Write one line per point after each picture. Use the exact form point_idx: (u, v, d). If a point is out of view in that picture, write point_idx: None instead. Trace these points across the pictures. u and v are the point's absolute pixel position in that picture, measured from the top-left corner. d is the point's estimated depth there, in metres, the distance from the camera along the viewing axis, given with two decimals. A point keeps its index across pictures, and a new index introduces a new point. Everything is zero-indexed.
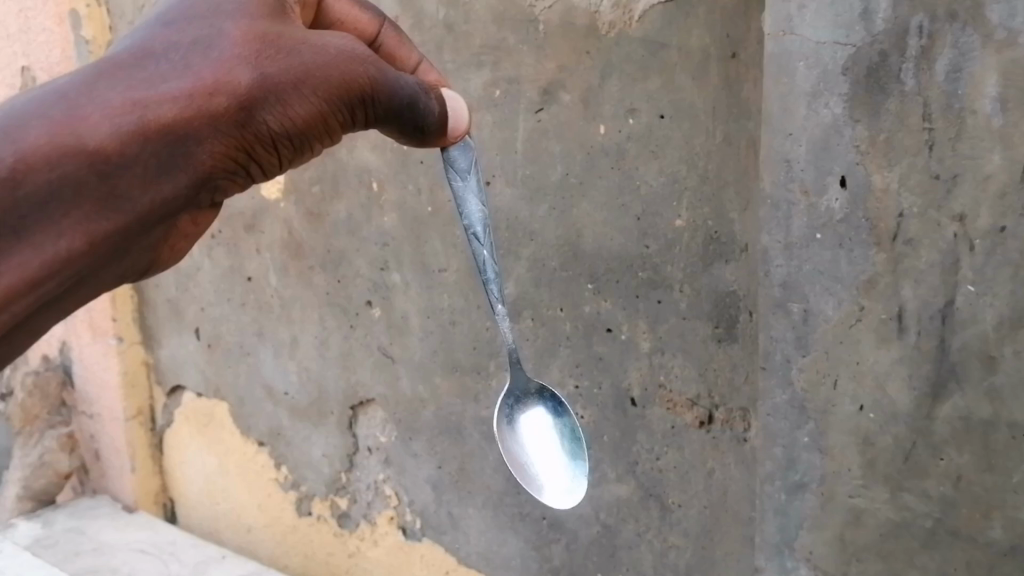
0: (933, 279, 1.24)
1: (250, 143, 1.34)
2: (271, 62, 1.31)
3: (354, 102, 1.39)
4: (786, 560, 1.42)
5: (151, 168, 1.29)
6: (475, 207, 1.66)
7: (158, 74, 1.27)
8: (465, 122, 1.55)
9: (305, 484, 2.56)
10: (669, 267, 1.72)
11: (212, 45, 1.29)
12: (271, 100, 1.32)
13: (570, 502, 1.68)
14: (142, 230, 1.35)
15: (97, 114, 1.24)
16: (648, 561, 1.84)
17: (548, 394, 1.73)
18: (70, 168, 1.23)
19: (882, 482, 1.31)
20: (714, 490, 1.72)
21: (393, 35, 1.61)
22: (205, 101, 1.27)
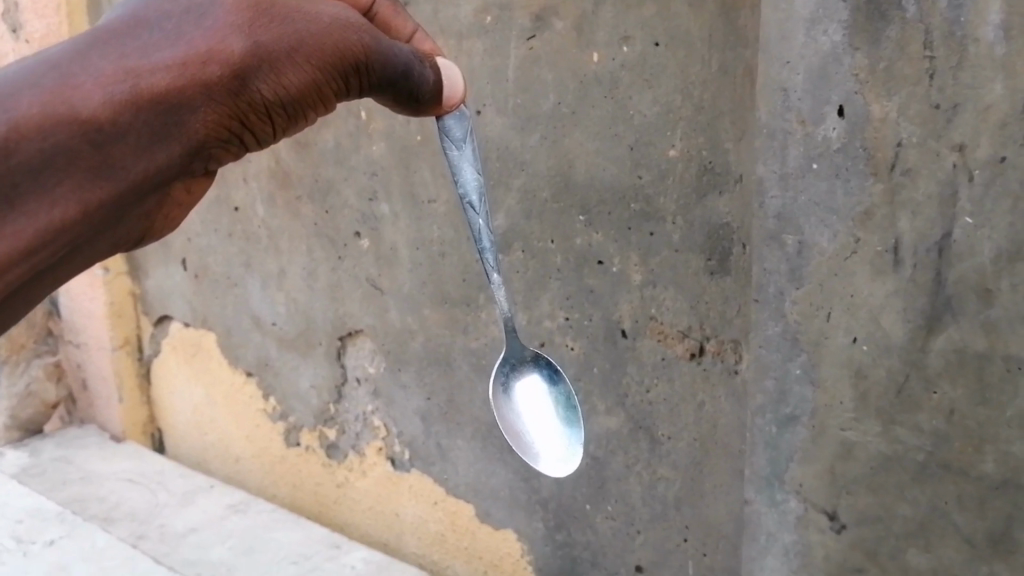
0: (931, 210, 1.20)
1: (244, 111, 1.32)
2: (264, 30, 1.28)
3: (348, 71, 1.37)
4: (776, 492, 1.41)
5: (144, 137, 1.25)
6: (472, 177, 1.63)
7: (150, 42, 1.23)
8: (458, 89, 1.52)
9: (293, 415, 2.55)
10: (662, 198, 1.67)
11: (204, 12, 1.25)
12: (265, 68, 1.30)
13: (563, 468, 1.72)
14: (134, 199, 1.31)
15: (90, 83, 1.20)
16: (637, 492, 1.82)
17: (545, 362, 1.73)
18: (65, 138, 1.19)
19: (873, 415, 1.29)
20: (703, 423, 1.70)
21: (387, 8, 1.59)
22: (198, 69, 1.24)
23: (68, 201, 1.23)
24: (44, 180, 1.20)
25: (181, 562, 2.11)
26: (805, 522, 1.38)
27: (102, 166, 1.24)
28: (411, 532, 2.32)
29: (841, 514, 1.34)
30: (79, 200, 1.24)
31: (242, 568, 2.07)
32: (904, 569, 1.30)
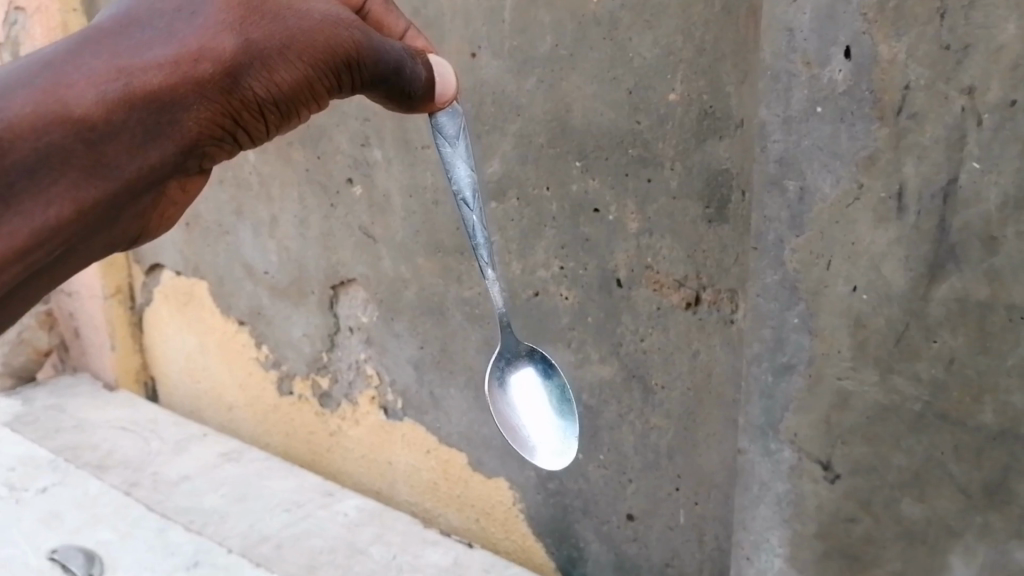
0: (937, 155, 1.16)
1: (238, 111, 1.22)
2: (256, 27, 1.18)
3: (342, 68, 1.27)
4: (770, 442, 1.39)
5: (138, 137, 1.15)
6: (465, 173, 1.57)
7: (142, 39, 1.13)
8: (454, 82, 1.46)
9: (286, 363, 2.53)
10: (660, 143, 1.62)
11: (194, 7, 1.15)
12: (257, 66, 1.20)
13: (561, 461, 1.68)
14: (128, 203, 1.22)
15: (80, 82, 1.09)
16: (630, 441, 1.80)
17: (539, 356, 1.70)
18: (53, 141, 1.08)
19: (871, 365, 1.26)
20: (698, 373, 1.67)
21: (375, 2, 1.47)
22: (190, 67, 1.14)
23: (57, 205, 1.12)
24: (29, 184, 1.09)
25: (173, 510, 2.01)
26: (798, 471, 1.36)
27: (94, 167, 1.13)
28: (404, 480, 2.32)
29: (835, 464, 1.32)
30: (68, 204, 1.13)
31: (234, 514, 1.97)
32: (897, 519, 1.28)
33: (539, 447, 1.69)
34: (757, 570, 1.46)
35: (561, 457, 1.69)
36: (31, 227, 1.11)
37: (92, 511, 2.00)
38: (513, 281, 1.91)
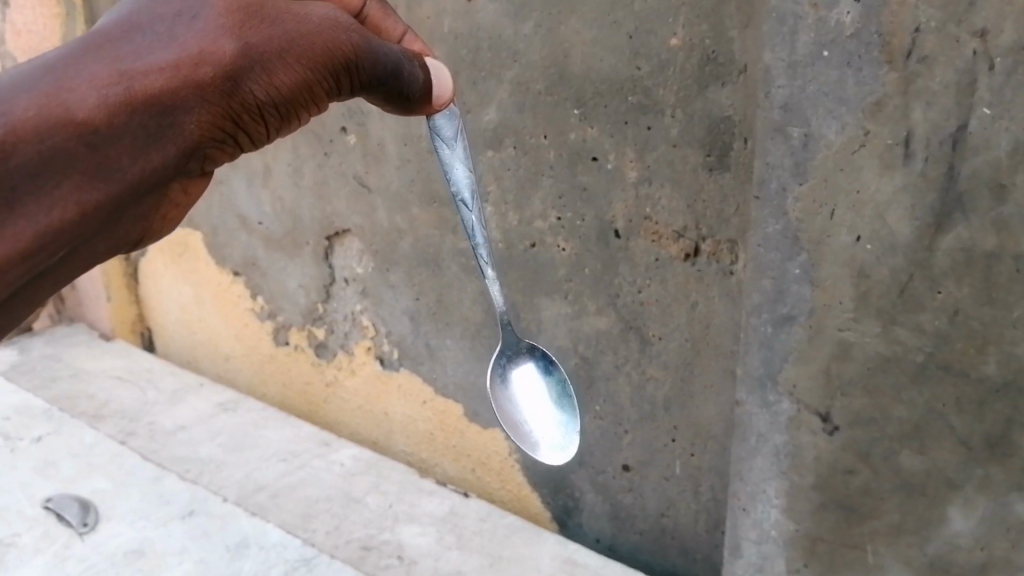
0: (946, 101, 1.12)
1: (238, 113, 1.19)
2: (255, 32, 1.16)
3: (341, 72, 1.25)
4: (768, 393, 1.38)
5: (140, 138, 1.13)
6: (463, 175, 1.54)
7: (145, 42, 1.11)
8: (450, 83, 1.41)
9: (281, 314, 2.51)
10: (661, 90, 1.56)
11: (194, 12, 1.13)
12: (256, 69, 1.17)
13: (563, 456, 1.64)
14: (131, 204, 1.19)
15: (83, 85, 1.08)
16: (626, 393, 1.77)
17: (540, 352, 1.69)
18: (57, 144, 1.06)
19: (874, 316, 1.24)
20: (696, 324, 1.63)
21: (379, 9, 1.45)
22: (190, 70, 1.13)
23: (63, 207, 1.10)
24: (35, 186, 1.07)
25: (170, 460, 2.00)
26: (796, 422, 1.35)
27: (99, 169, 1.11)
28: (401, 430, 2.32)
29: (835, 416, 1.31)
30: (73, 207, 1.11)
31: (231, 464, 1.96)
32: (896, 471, 1.27)
33: (540, 442, 1.66)
34: (753, 521, 1.45)
35: (562, 451, 1.65)
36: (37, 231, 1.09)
37: (88, 461, 1.99)
38: (509, 231, 1.87)
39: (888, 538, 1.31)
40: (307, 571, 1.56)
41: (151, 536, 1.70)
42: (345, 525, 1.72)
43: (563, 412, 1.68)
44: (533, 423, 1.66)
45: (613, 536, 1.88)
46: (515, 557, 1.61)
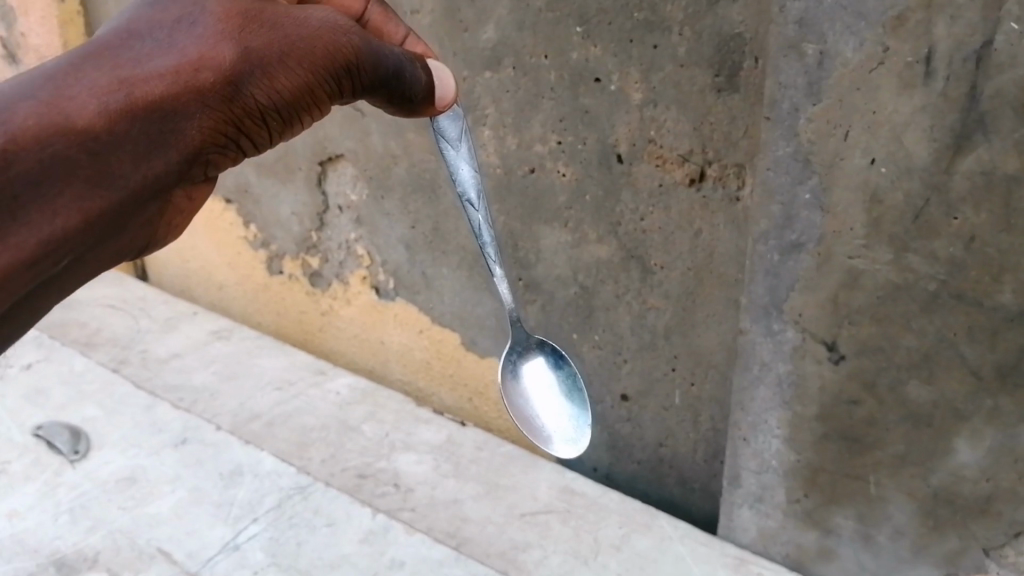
0: (972, 15, 1.04)
1: (240, 118, 1.09)
2: (255, 37, 1.06)
3: (343, 73, 1.13)
4: (773, 322, 1.34)
5: (142, 146, 1.02)
6: (468, 174, 1.46)
7: (146, 49, 1.01)
8: (451, 83, 1.29)
9: (275, 243, 2.46)
10: (669, 5, 1.45)
11: (193, 18, 1.04)
12: (256, 74, 1.07)
13: (572, 450, 1.53)
14: (133, 213, 1.08)
15: (84, 91, 0.98)
16: (627, 322, 1.71)
17: (550, 347, 1.57)
18: (56, 152, 0.96)
19: (885, 243, 1.19)
20: (700, 253, 1.56)
21: (379, 14, 1.37)
22: (190, 76, 1.02)
23: (59, 217, 0.99)
24: (33, 194, 0.96)
25: (162, 388, 1.94)
26: (801, 352, 1.32)
27: (102, 176, 1.00)
28: (397, 360, 2.29)
29: (841, 346, 1.27)
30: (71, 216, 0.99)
31: (226, 393, 1.91)
32: (903, 402, 1.25)
33: (550, 435, 1.54)
34: (754, 451, 1.43)
35: (572, 446, 1.53)
36: (35, 242, 0.98)
37: (80, 388, 1.96)
38: (508, 157, 1.75)
39: (891, 469, 1.29)
40: (303, 499, 1.55)
41: (144, 463, 1.68)
42: (341, 454, 1.69)
43: (574, 404, 1.56)
44: (543, 414, 1.55)
45: (610, 466, 1.85)
46: (512, 486, 1.60)
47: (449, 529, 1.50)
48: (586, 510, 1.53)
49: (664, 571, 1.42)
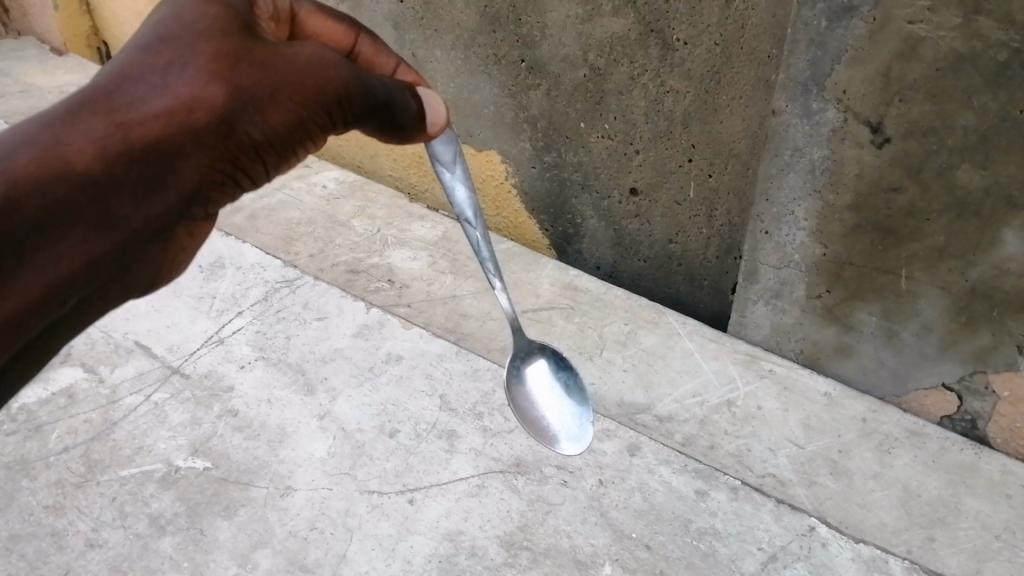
0: None
1: (234, 160, 0.80)
2: (253, 74, 0.78)
3: (345, 103, 0.85)
4: (812, 101, 1.19)
5: (143, 195, 0.73)
6: (467, 196, 1.16)
7: (136, 87, 0.73)
8: (438, 103, 0.99)
9: None
10: None
11: (181, 54, 0.76)
12: (251, 114, 0.79)
13: (578, 447, 1.15)
14: (114, 283, 0.77)
15: (70, 135, 0.68)
16: (640, 110, 1.50)
17: (552, 347, 1.21)
18: (45, 209, 0.66)
19: (954, 3, 1.01)
20: (730, 25, 1.33)
21: (371, 46, 1.02)
22: (186, 115, 0.74)
23: (38, 287, 0.67)
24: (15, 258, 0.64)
25: None
26: (839, 135, 1.18)
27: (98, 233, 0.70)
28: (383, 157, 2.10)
29: (887, 127, 1.14)
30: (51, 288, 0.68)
31: None
32: (949, 189, 1.13)
33: (557, 433, 1.17)
34: (776, 245, 1.33)
35: (576, 442, 1.16)
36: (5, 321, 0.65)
37: None
38: None
39: (926, 262, 1.20)
40: (291, 292, 1.46)
41: None
42: (330, 251, 1.57)
43: (574, 399, 1.20)
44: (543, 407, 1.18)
45: (614, 264, 1.72)
46: (514, 283, 1.52)
47: (448, 325, 1.38)
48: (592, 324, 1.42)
49: (671, 367, 1.34)
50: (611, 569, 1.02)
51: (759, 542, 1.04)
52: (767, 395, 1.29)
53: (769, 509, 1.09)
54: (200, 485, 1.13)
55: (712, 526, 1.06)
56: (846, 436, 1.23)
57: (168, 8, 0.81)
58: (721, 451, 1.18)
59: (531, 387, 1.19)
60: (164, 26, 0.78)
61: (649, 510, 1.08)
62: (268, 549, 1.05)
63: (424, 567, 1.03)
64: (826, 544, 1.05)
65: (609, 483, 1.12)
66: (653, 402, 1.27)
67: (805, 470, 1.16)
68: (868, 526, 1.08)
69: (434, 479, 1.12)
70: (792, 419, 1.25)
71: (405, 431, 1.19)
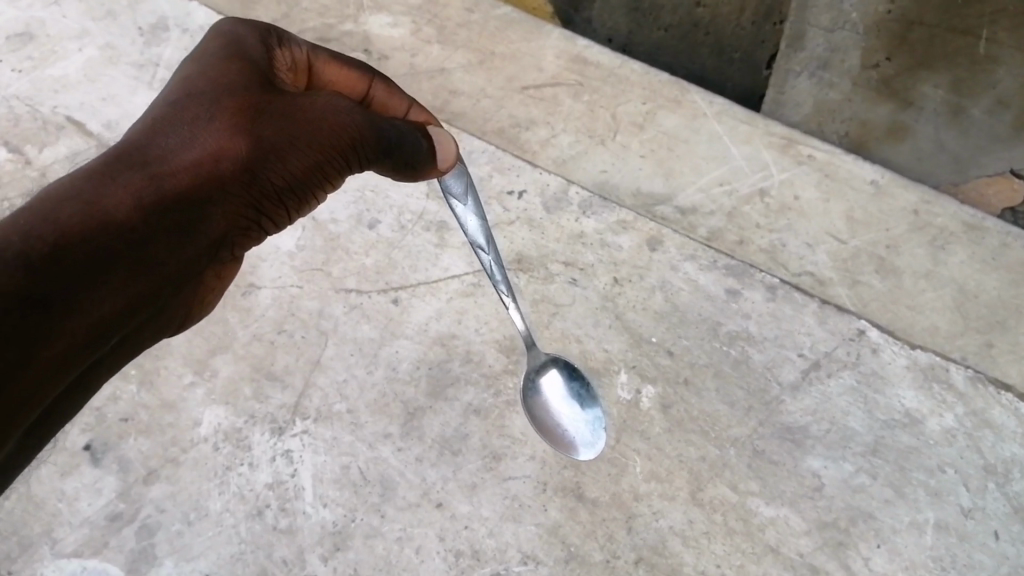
0: None
1: (255, 206, 0.68)
2: (276, 123, 0.67)
3: (358, 146, 0.68)
4: None
5: (177, 240, 0.63)
6: (475, 220, 0.89)
7: (167, 140, 0.65)
8: (451, 146, 0.77)
9: None
10: None
11: (205, 111, 0.67)
12: (269, 161, 0.67)
13: (590, 454, 0.85)
14: (145, 323, 0.67)
15: (112, 186, 0.60)
16: None
17: (564, 358, 0.90)
18: (95, 253, 0.58)
19: None
20: None
21: (384, 90, 0.81)
22: (211, 165, 0.65)
23: (83, 328, 0.59)
24: (60, 300, 0.56)
25: None
26: None
27: (134, 279, 0.61)
28: None
29: None
30: (89, 332, 0.59)
31: None
32: None
33: (564, 437, 0.86)
34: None
35: (587, 447, 0.85)
36: (37, 377, 0.57)
37: None
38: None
39: None
40: None
41: (40, 15, 1.27)
42: (293, 15, 1.25)
43: (585, 403, 0.88)
44: (549, 405, 0.88)
45: (630, 36, 1.32)
46: (510, 55, 1.19)
47: (436, 105, 1.16)
48: (614, 92, 1.15)
49: (697, 153, 1.09)
50: (627, 377, 0.90)
51: (800, 348, 0.91)
52: (806, 185, 1.05)
53: (813, 310, 0.94)
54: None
55: (747, 330, 0.93)
56: (896, 231, 1.01)
57: (199, 59, 0.72)
58: (752, 247, 1.00)
59: (543, 402, 0.88)
60: (192, 81, 0.69)
61: (671, 312, 0.94)
62: (228, 355, 0.92)
63: (410, 375, 0.90)
64: (878, 350, 0.91)
65: (625, 282, 0.97)
66: (674, 192, 1.05)
67: (847, 269, 0.98)
68: (919, 330, 0.93)
69: (421, 278, 0.96)
70: (833, 212, 1.03)
71: (386, 223, 1.00)
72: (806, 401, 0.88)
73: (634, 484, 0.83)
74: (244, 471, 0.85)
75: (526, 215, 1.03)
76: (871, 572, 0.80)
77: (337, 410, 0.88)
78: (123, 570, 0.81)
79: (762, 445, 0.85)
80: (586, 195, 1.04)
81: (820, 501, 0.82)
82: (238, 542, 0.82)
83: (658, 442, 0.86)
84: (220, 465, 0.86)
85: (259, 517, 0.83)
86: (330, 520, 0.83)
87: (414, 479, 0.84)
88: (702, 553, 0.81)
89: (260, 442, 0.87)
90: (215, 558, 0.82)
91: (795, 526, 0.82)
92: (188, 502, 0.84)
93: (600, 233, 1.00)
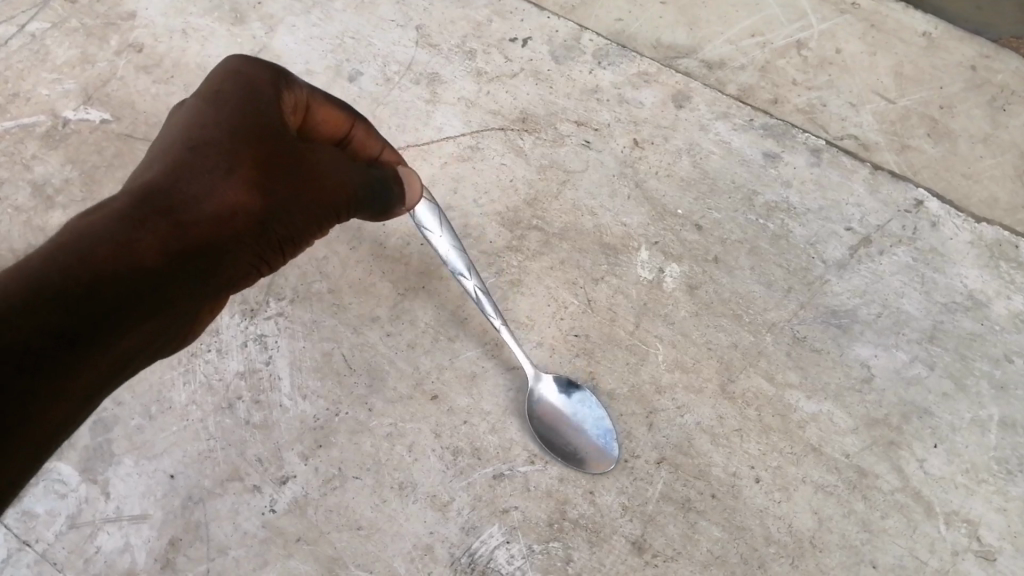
0: None
1: (261, 259, 0.56)
2: (291, 180, 0.56)
3: (354, 203, 0.59)
4: None
5: (194, 292, 0.51)
6: (452, 249, 0.71)
7: (184, 186, 0.52)
8: (415, 180, 0.65)
9: None
10: None
11: (218, 159, 0.54)
12: (278, 218, 0.55)
13: (600, 466, 0.71)
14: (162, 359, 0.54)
15: (136, 235, 0.48)
16: None
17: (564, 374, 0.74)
18: (121, 293, 0.46)
19: None
20: None
21: (366, 132, 0.63)
22: (229, 221, 0.53)
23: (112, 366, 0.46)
24: (90, 335, 0.44)
25: None
26: None
27: (157, 316, 0.49)
28: None
29: None
30: (116, 370, 0.46)
31: None
32: None
33: (567, 451, 0.72)
34: None
35: (594, 459, 0.71)
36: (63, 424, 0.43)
37: None
38: None
39: None
40: None
41: None
42: None
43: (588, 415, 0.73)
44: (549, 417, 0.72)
45: None
46: None
47: None
48: None
49: None
50: (648, 255, 0.79)
51: (847, 221, 0.80)
52: (850, 36, 0.91)
53: (863, 178, 0.82)
54: (89, 143, 0.89)
55: (786, 201, 0.81)
56: (951, 89, 0.87)
57: (202, 91, 0.56)
58: (788, 107, 0.87)
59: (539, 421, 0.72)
60: (196, 120, 0.55)
61: (700, 180, 0.83)
62: None
63: (400, 252, 0.80)
64: (938, 224, 0.80)
65: (647, 144, 0.84)
66: (699, 44, 0.91)
67: (896, 132, 0.85)
68: (976, 203, 0.82)
69: (411, 139, 0.86)
70: (882, 66, 0.89)
71: (369, 74, 0.90)
72: (854, 282, 0.78)
73: (656, 375, 0.74)
74: (212, 358, 0.76)
75: (532, 66, 0.89)
76: (928, 475, 0.71)
77: (316, 290, 0.79)
78: (78, 470, 0.73)
79: (803, 330, 0.76)
80: (601, 43, 0.90)
81: (868, 396, 0.74)
82: (206, 437, 0.73)
83: (684, 328, 0.76)
84: (185, 352, 0.76)
85: (229, 410, 0.74)
86: (311, 413, 0.74)
87: (406, 367, 0.75)
88: (733, 453, 0.72)
89: (229, 325, 0.77)
90: (181, 457, 0.73)
91: (840, 423, 0.73)
92: (149, 394, 0.75)
93: (618, 88, 0.87)
